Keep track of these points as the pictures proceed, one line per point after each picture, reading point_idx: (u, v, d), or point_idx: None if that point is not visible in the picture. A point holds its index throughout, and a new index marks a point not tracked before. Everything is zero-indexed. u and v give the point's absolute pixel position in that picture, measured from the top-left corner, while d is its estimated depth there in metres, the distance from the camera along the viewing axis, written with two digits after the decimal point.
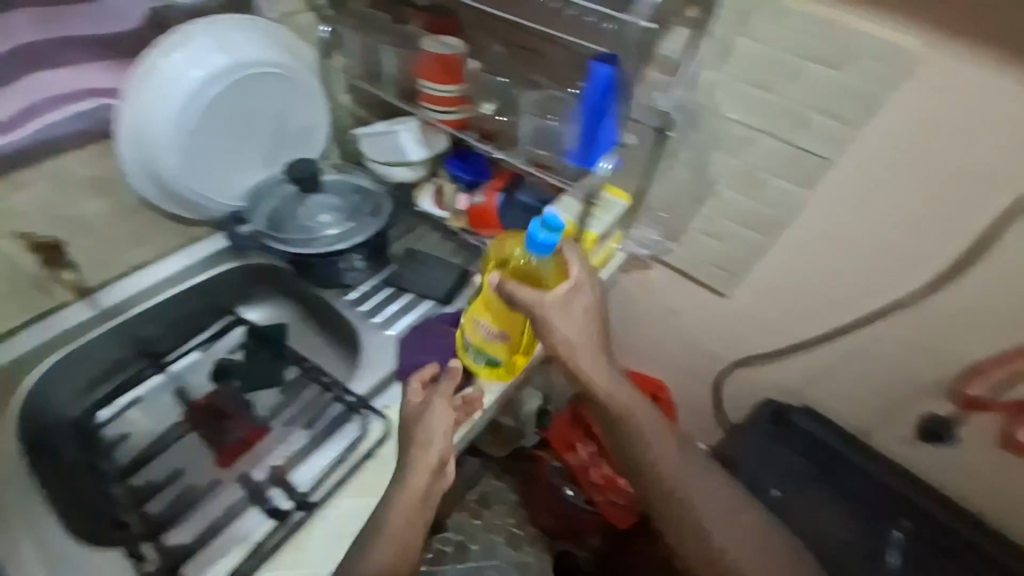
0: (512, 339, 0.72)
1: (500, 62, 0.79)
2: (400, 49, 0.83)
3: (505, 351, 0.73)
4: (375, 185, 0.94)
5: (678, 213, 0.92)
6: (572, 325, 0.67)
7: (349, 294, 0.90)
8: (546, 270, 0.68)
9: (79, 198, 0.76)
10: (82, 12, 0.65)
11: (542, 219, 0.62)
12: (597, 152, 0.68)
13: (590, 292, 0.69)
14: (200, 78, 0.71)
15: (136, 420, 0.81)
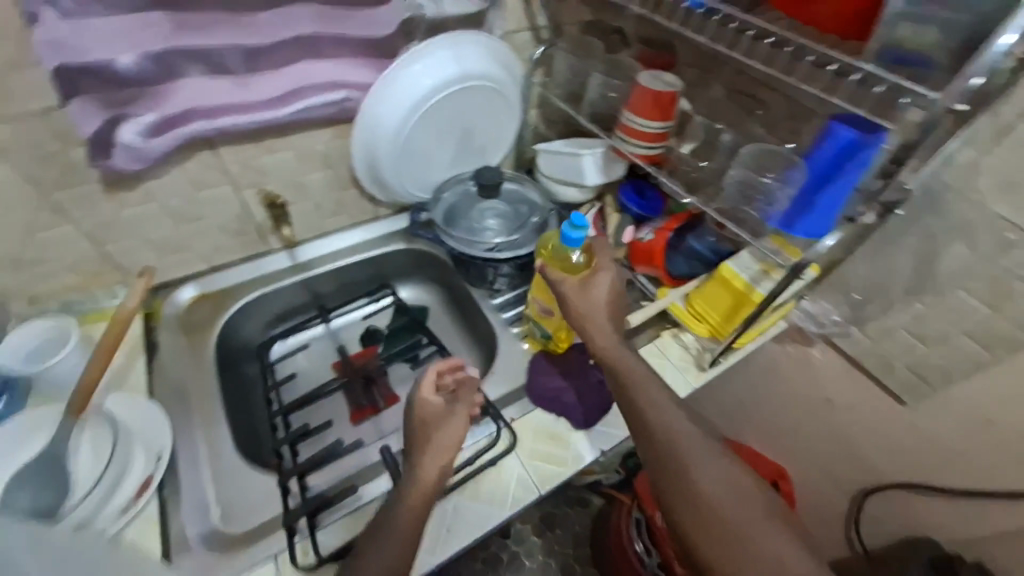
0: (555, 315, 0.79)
1: (717, 106, 0.79)
2: (609, 76, 0.85)
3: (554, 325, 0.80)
4: (544, 200, 0.97)
5: (873, 297, 0.82)
6: (593, 306, 0.69)
7: (496, 299, 0.94)
8: (577, 262, 0.73)
9: (308, 171, 0.86)
10: (357, 16, 0.71)
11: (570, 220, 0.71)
12: (804, 217, 0.62)
13: (611, 272, 0.72)
14: (434, 85, 0.79)
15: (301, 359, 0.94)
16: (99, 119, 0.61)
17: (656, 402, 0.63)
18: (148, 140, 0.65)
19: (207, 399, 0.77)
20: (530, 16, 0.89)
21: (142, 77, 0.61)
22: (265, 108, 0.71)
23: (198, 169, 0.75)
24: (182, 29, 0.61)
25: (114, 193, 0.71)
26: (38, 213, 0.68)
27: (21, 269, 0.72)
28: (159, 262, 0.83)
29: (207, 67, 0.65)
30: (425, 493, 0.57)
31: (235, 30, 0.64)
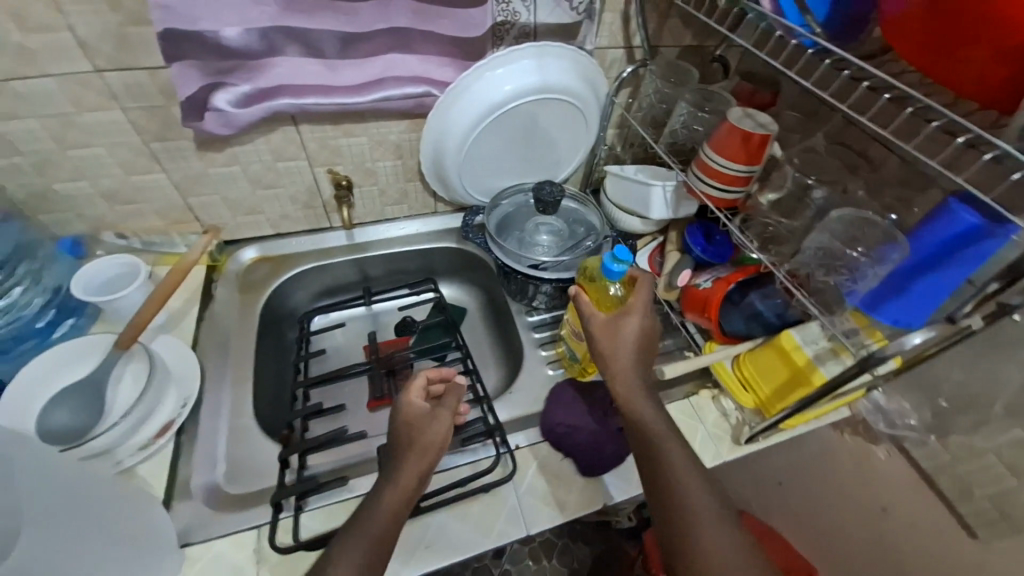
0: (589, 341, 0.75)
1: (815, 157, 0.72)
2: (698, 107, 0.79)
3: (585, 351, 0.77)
4: (603, 224, 0.94)
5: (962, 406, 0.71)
6: (617, 343, 0.64)
7: (533, 316, 0.92)
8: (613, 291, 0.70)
9: (378, 159, 0.88)
10: (451, 16, 0.72)
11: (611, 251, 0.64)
12: (893, 300, 0.54)
13: (639, 317, 0.66)
14: (510, 93, 0.77)
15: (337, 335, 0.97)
16: (198, 85, 0.66)
17: (671, 452, 0.59)
18: (237, 109, 0.69)
19: (243, 355, 0.82)
20: (626, 35, 0.85)
21: (243, 49, 0.65)
22: (347, 93, 0.74)
23: (280, 142, 0.79)
24: (287, 10, 0.65)
25: (204, 152, 0.77)
26: (138, 159, 0.75)
27: (116, 205, 0.80)
28: (232, 220, 0.89)
29: (304, 48, 0.69)
30: (401, 494, 0.57)
31: (334, 17, 0.67)
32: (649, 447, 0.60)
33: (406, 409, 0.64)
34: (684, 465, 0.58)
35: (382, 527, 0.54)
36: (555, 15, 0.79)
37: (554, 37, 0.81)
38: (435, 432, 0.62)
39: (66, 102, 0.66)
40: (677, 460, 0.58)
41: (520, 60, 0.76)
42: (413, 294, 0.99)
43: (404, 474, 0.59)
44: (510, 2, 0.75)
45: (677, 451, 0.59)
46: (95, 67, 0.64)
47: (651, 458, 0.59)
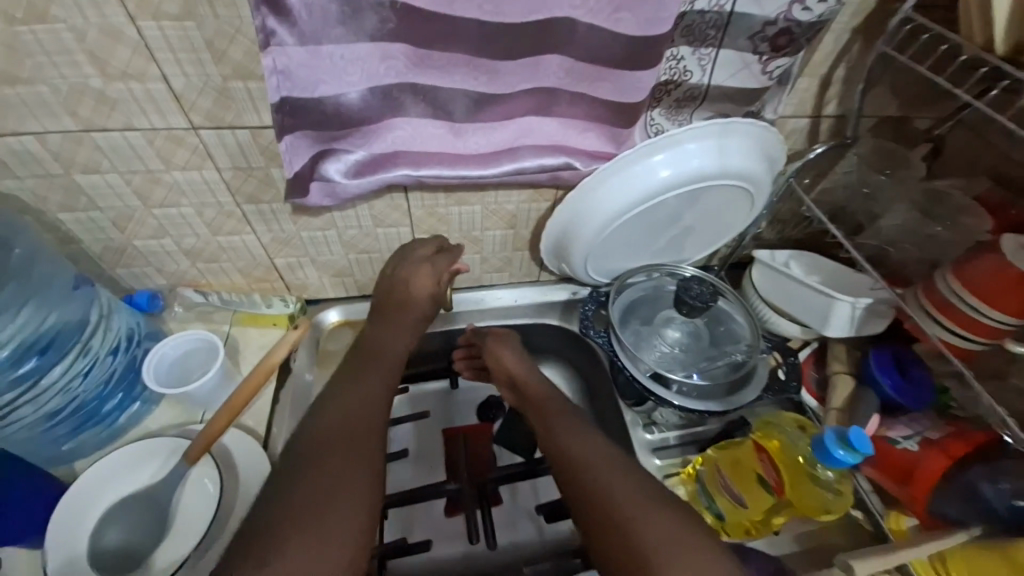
0: (747, 508, 0.64)
1: None
2: (924, 222, 0.62)
3: (734, 514, 0.65)
4: (751, 329, 0.75)
5: None
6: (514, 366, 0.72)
7: (650, 433, 0.75)
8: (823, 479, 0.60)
9: (488, 228, 0.74)
10: (614, 79, 0.56)
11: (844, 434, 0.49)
12: None
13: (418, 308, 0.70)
14: (672, 181, 0.62)
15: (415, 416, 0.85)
16: (306, 156, 0.55)
17: (575, 439, 0.59)
18: (347, 179, 0.57)
19: None
20: (819, 103, 0.67)
21: (357, 111, 0.52)
22: (472, 164, 0.60)
23: (383, 208, 0.67)
24: (417, 66, 0.51)
25: (299, 216, 0.65)
26: (226, 220, 0.64)
27: (198, 262, 0.70)
28: (319, 281, 0.77)
29: (431, 109, 0.55)
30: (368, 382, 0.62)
31: (472, 75, 0.53)
32: (548, 429, 0.62)
33: (400, 265, 0.69)
34: (571, 426, 0.62)
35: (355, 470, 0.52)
36: (736, 79, 0.60)
37: (728, 102, 0.63)
38: (416, 306, 0.69)
39: (155, 158, 0.56)
40: (606, 466, 0.55)
41: (682, 145, 0.61)
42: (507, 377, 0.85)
43: (366, 378, 0.62)
44: (682, 59, 0.58)
45: (572, 430, 0.61)
46: (190, 124, 0.54)
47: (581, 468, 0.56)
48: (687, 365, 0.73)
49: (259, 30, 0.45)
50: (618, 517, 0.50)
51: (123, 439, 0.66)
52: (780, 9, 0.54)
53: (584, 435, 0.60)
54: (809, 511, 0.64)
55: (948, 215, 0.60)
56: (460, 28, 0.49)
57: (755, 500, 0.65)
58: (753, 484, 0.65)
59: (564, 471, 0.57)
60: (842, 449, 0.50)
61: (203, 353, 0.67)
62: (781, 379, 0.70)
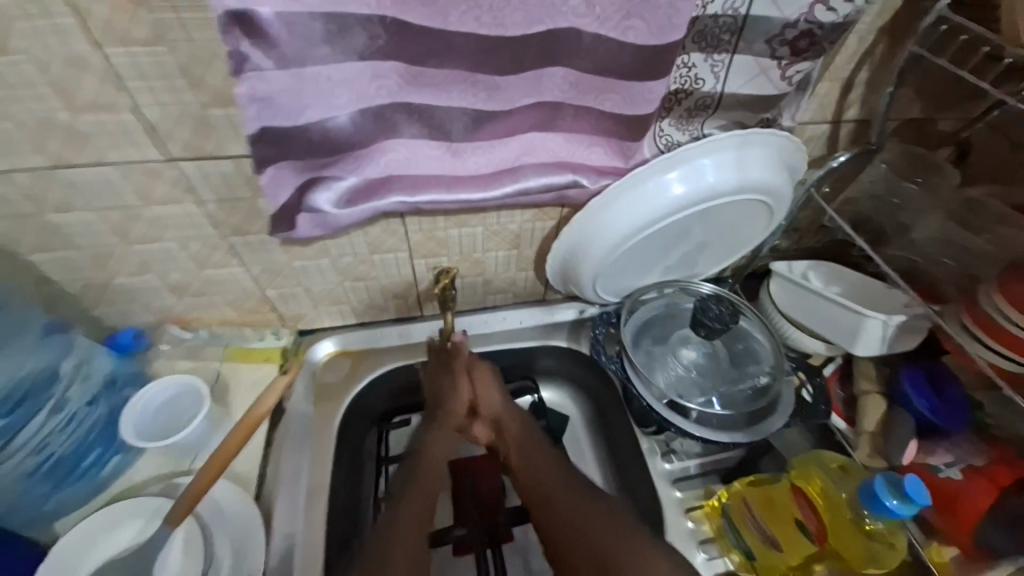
0: (783, 551, 0.59)
1: None
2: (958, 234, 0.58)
3: (766, 556, 0.60)
4: (773, 347, 0.70)
5: None
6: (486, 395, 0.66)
7: (668, 462, 0.71)
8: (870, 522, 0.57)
9: (490, 249, 0.70)
10: (623, 91, 0.52)
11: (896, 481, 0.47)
12: None
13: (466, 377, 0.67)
14: (688, 199, 0.58)
15: None
16: (293, 186, 0.51)
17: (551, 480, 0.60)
18: (339, 210, 0.53)
19: (318, 496, 0.65)
20: (840, 107, 0.63)
21: (346, 135, 0.48)
22: (472, 185, 0.56)
23: (378, 234, 0.63)
24: (411, 84, 0.47)
25: (289, 245, 0.61)
26: (212, 253, 0.60)
27: (185, 297, 0.66)
28: (313, 310, 0.73)
29: (426, 129, 0.51)
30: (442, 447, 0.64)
31: (471, 91, 0.49)
32: (525, 470, 0.62)
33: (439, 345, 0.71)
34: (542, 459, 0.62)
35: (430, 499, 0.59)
36: (752, 86, 0.56)
37: (744, 110, 0.58)
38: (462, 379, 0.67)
39: (132, 193, 0.52)
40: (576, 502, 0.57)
41: (697, 159, 0.58)
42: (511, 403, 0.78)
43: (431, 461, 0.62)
44: (693, 66, 0.54)
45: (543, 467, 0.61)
46: (168, 156, 0.50)
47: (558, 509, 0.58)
48: (706, 389, 0.69)
49: (230, 55, 0.41)
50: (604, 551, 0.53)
51: (106, 493, 0.64)
52: (801, 11, 0.50)
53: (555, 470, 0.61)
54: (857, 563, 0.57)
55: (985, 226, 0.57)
56: (456, 43, 0.45)
57: (792, 545, 0.59)
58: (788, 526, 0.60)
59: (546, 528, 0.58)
60: (893, 499, 0.47)
61: (182, 399, 0.66)
62: (808, 403, 0.66)
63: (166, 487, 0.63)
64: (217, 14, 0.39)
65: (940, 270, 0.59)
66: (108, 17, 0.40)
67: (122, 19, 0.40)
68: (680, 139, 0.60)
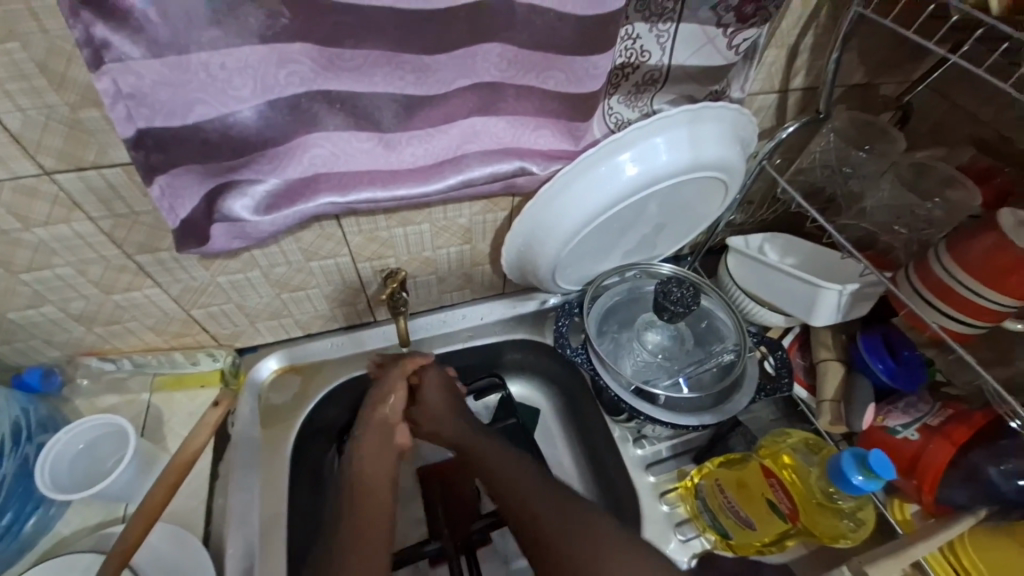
0: (757, 531, 0.59)
1: None
2: (909, 198, 0.58)
3: (741, 535, 0.60)
4: (735, 324, 0.69)
5: None
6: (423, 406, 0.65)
7: (640, 449, 0.70)
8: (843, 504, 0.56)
9: (441, 246, 0.65)
10: (566, 67, 0.48)
11: (862, 458, 0.48)
12: None
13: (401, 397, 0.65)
14: (641, 180, 0.55)
15: None
16: (201, 194, 0.45)
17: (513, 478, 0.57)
18: (259, 216, 0.47)
19: (272, 529, 0.60)
20: (786, 76, 0.61)
21: (257, 132, 0.42)
22: (411, 179, 0.51)
23: (313, 239, 0.57)
24: (326, 69, 0.41)
25: (210, 260, 0.54)
26: (118, 275, 0.53)
27: (96, 328, 0.58)
28: (251, 327, 0.66)
29: (351, 120, 0.45)
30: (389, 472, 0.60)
31: (398, 74, 0.43)
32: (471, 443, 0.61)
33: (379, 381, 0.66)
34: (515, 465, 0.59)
35: (386, 517, 0.55)
36: (700, 57, 0.53)
37: (692, 82, 0.56)
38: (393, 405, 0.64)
39: (5, 216, 0.44)
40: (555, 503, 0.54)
41: (648, 139, 0.55)
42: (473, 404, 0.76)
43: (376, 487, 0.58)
44: (638, 37, 0.50)
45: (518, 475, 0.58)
46: (41, 169, 0.42)
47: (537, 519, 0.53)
48: (673, 373, 0.68)
49: (83, 43, 0.33)
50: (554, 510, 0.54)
51: (34, 553, 0.56)
52: None
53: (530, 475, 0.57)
54: (825, 535, 0.57)
55: (935, 188, 0.57)
56: (374, 19, 0.39)
57: (766, 525, 0.58)
58: (761, 509, 0.58)
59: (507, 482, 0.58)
60: (860, 475, 0.47)
61: (109, 437, 0.58)
62: (772, 375, 0.66)
63: (98, 540, 0.55)
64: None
65: (892, 238, 0.60)
66: None
67: None
68: (629, 117, 0.57)
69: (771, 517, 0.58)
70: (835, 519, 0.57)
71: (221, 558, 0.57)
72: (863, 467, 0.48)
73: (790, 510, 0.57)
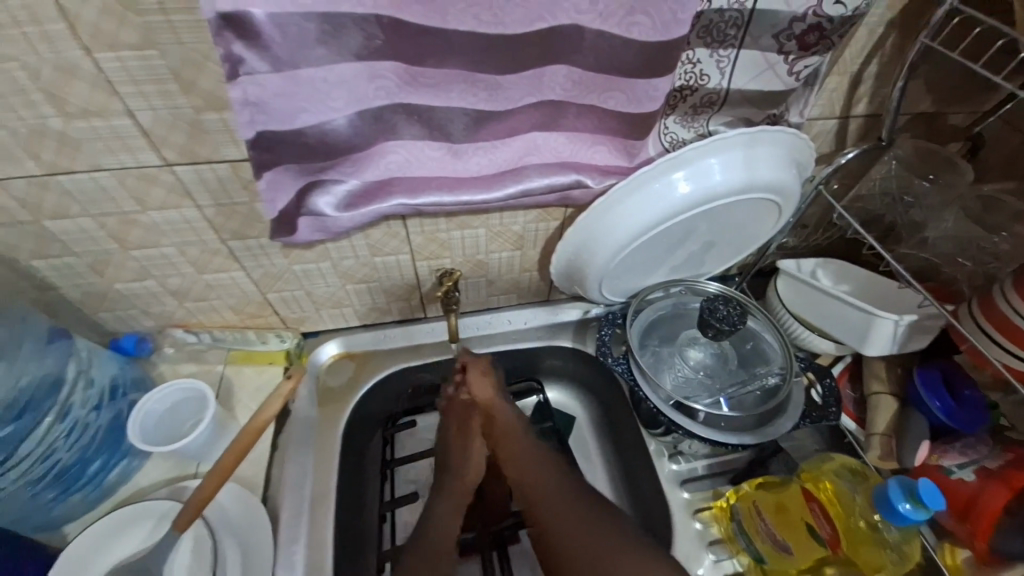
0: (795, 558, 0.57)
1: None
2: (975, 231, 0.57)
3: (778, 563, 0.58)
4: (781, 347, 0.69)
5: None
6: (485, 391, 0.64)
7: (675, 464, 0.70)
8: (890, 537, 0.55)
9: (493, 250, 0.69)
10: (627, 88, 0.50)
11: (908, 485, 0.47)
12: None
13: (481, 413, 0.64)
14: (692, 198, 0.57)
15: None
16: (294, 190, 0.51)
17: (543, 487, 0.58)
18: (339, 213, 0.52)
19: (322, 501, 0.65)
20: (848, 102, 0.61)
21: (346, 138, 0.47)
22: (474, 187, 0.55)
23: (380, 236, 0.62)
24: (410, 85, 0.46)
25: (289, 249, 0.60)
26: (211, 257, 0.60)
27: (186, 303, 0.66)
28: (316, 313, 0.72)
29: (427, 130, 0.50)
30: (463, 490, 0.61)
31: (471, 91, 0.48)
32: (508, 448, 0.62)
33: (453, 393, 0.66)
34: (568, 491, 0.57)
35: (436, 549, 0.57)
36: (760, 82, 0.55)
37: (750, 106, 0.57)
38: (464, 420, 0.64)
39: (129, 200, 0.52)
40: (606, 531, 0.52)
41: (703, 159, 0.56)
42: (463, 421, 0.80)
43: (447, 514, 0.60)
44: (698, 62, 0.53)
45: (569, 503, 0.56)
46: (164, 160, 0.49)
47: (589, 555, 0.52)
48: (714, 391, 0.68)
49: (223, 59, 0.40)
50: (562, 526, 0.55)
51: (114, 499, 0.63)
52: (809, 4, 0.49)
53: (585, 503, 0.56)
54: (868, 568, 0.55)
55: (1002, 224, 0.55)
56: (456, 42, 0.43)
57: (804, 551, 0.57)
58: (800, 533, 0.58)
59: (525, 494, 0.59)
60: (905, 501, 0.47)
61: (189, 402, 0.65)
62: (818, 405, 0.64)
63: (173, 491, 0.62)
64: (208, 18, 0.38)
65: (955, 271, 0.58)
66: (95, 20, 0.39)
67: (112, 25, 0.39)
68: (685, 137, 0.59)
69: (808, 542, 0.58)
70: (881, 552, 0.56)
71: (275, 521, 0.63)
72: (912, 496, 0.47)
73: (828, 534, 0.57)
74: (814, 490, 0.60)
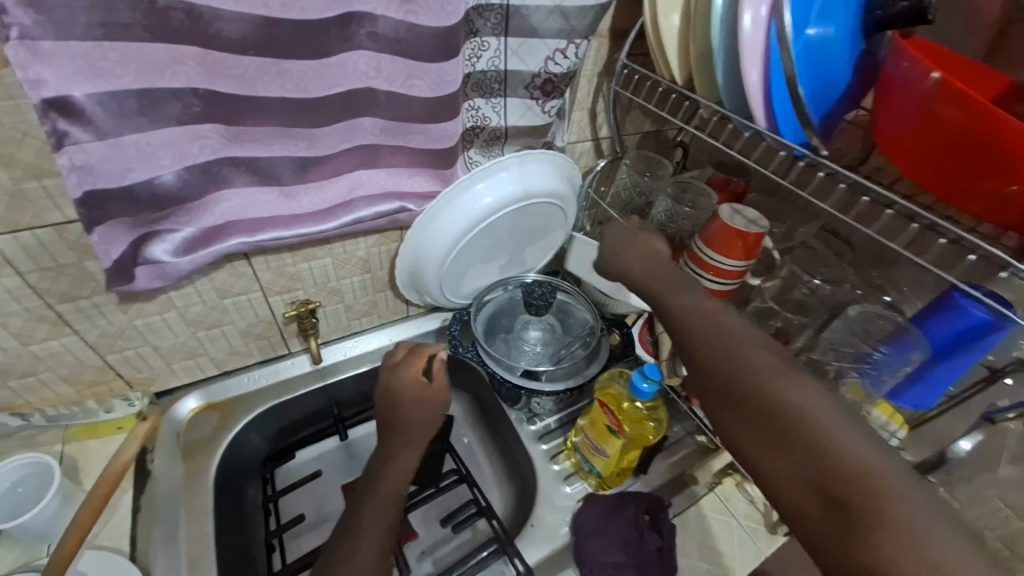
0: (612, 457, 0.72)
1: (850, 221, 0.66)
2: None
3: (607, 466, 0.74)
4: (592, 315, 0.88)
5: None
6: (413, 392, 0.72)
7: (534, 425, 0.84)
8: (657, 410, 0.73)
9: (344, 277, 0.78)
10: (424, 131, 0.65)
11: (643, 370, 0.68)
12: (935, 389, 0.55)
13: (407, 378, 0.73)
14: (490, 203, 0.73)
15: (296, 468, 0.84)
16: (127, 242, 0.54)
17: (729, 374, 0.48)
18: (177, 258, 0.58)
19: (200, 558, 0.64)
20: (593, 128, 0.85)
21: (176, 191, 0.54)
22: (309, 221, 0.64)
23: (225, 278, 0.67)
24: (232, 141, 0.54)
25: (128, 304, 0.62)
26: (38, 325, 0.59)
27: (10, 383, 0.62)
28: (166, 368, 0.72)
29: (257, 178, 0.59)
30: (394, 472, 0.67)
31: (291, 143, 0.58)
32: (732, 383, 0.47)
33: (393, 377, 0.73)
34: (765, 370, 0.46)
35: (382, 507, 0.63)
36: (526, 119, 0.73)
37: (526, 137, 0.76)
38: (408, 397, 0.71)
39: None
40: (832, 426, 0.41)
41: (495, 174, 0.73)
42: (345, 440, 0.85)
43: (379, 490, 0.64)
44: (479, 108, 0.70)
45: (788, 381, 0.45)
46: None
47: (732, 365, 0.48)
48: (546, 356, 0.84)
49: (48, 133, 0.45)
50: (769, 410, 0.44)
51: None
52: (541, 65, 0.67)
53: (803, 387, 0.44)
54: (649, 436, 0.73)
55: None
56: (268, 105, 0.54)
57: (613, 448, 0.72)
58: (605, 435, 0.72)
59: (739, 411, 0.46)
60: (645, 382, 0.68)
61: (36, 479, 0.65)
62: (620, 348, 0.84)
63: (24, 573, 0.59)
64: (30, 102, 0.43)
65: None
66: None
67: None
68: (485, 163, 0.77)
69: (614, 436, 0.71)
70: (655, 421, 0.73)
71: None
72: (649, 377, 0.68)
73: (618, 422, 0.71)
74: (605, 399, 0.74)
